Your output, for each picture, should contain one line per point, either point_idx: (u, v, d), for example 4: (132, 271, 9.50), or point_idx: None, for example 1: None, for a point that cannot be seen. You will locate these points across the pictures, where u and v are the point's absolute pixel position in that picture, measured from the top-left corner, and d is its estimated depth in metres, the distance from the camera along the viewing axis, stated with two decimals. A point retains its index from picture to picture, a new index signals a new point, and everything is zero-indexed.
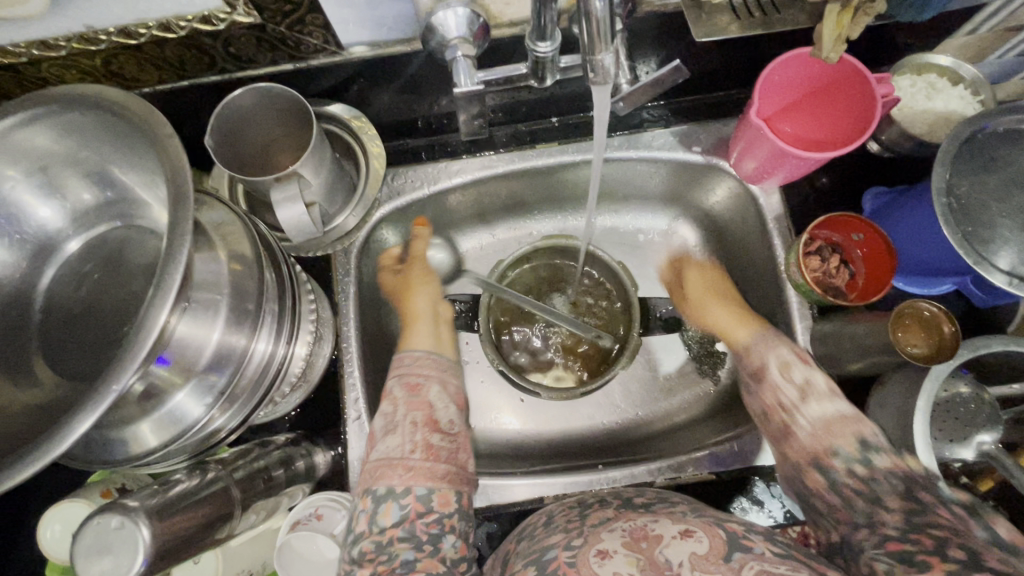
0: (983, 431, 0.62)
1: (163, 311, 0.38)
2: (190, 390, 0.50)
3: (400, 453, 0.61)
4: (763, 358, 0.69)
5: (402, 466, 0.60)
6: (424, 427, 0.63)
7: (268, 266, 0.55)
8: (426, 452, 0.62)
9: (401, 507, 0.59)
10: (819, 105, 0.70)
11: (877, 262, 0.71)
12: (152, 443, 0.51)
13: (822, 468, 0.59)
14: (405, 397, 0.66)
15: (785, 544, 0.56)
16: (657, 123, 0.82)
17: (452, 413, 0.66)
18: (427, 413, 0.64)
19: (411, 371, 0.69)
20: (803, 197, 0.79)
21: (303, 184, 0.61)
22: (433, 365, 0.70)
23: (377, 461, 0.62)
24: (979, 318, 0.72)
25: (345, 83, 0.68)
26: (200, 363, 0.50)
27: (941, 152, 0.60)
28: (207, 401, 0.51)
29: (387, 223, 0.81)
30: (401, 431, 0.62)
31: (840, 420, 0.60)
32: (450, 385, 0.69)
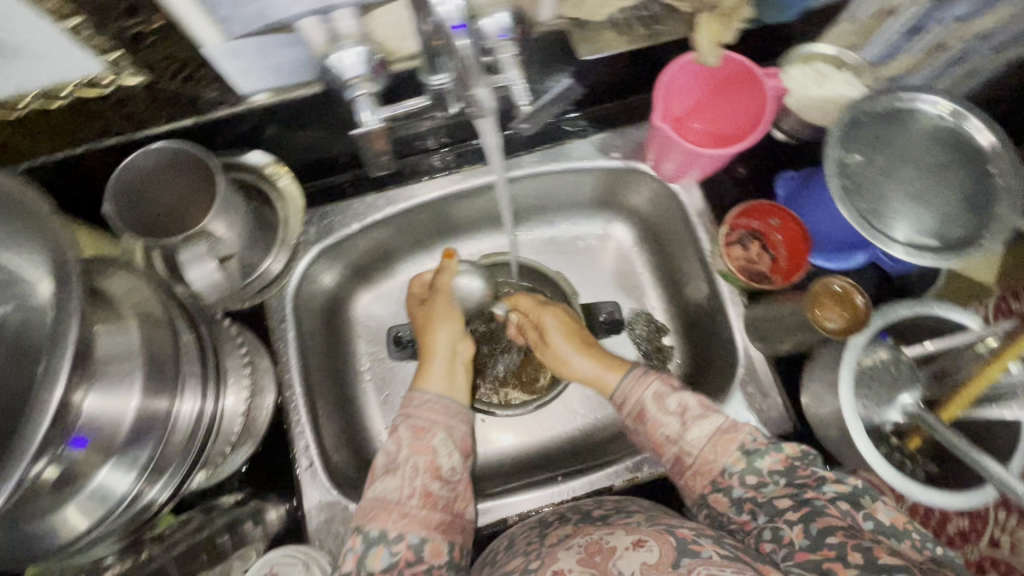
0: (904, 390, 0.65)
1: (57, 390, 0.38)
2: (114, 465, 0.49)
3: (397, 498, 0.61)
4: (640, 398, 0.69)
5: (398, 511, 0.60)
6: (427, 474, 0.63)
7: (183, 326, 0.56)
8: (423, 500, 0.61)
9: (392, 551, 0.57)
10: (721, 102, 0.73)
11: (795, 243, 0.74)
12: (82, 527, 0.49)
13: (721, 488, 0.62)
14: (410, 440, 0.65)
15: (732, 546, 0.57)
16: (575, 134, 0.84)
17: (455, 459, 0.66)
18: (431, 459, 0.64)
19: (417, 415, 0.67)
20: (722, 189, 0.83)
21: (216, 240, 0.61)
22: (443, 409, 0.69)
23: (373, 501, 0.61)
24: (894, 285, 0.76)
25: (256, 130, 0.66)
26: (121, 434, 0.48)
27: (830, 138, 0.64)
28: (134, 473, 0.50)
29: (321, 263, 0.80)
30: (404, 474, 0.62)
31: (723, 437, 0.64)
32: (457, 431, 0.68)
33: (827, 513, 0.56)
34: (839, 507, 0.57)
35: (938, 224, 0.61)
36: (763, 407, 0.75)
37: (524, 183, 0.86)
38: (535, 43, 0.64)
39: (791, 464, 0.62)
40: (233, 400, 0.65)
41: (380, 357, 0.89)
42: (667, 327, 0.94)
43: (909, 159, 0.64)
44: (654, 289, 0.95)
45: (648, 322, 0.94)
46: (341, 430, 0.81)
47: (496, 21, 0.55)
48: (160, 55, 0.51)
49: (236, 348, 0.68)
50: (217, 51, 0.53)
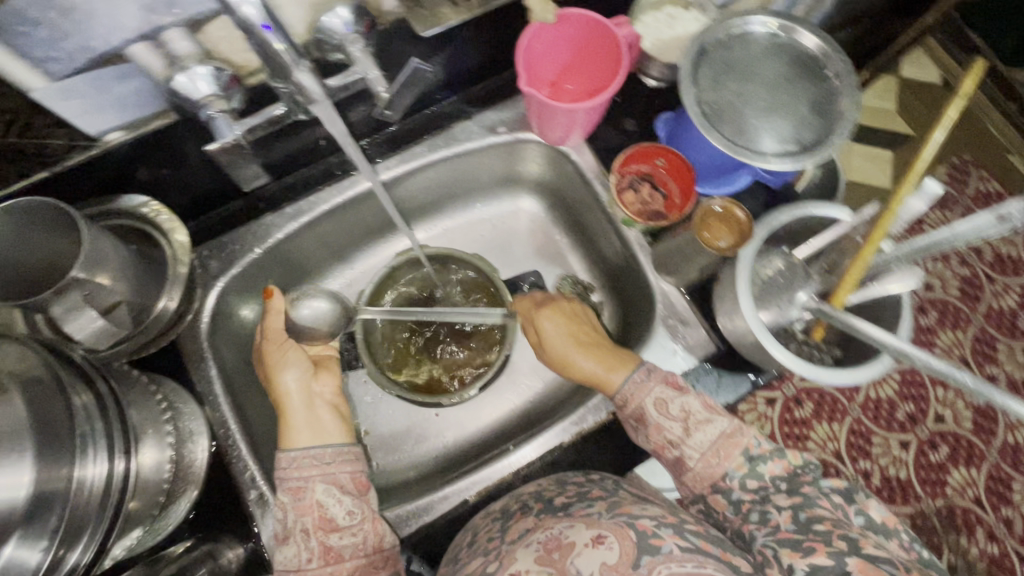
0: (802, 287, 0.70)
1: None
2: (19, 540, 0.46)
3: (297, 562, 0.61)
4: (641, 403, 0.68)
5: (299, 574, 0.60)
6: (318, 531, 0.62)
7: (78, 391, 0.54)
8: (325, 556, 0.62)
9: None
10: (584, 59, 0.76)
11: (682, 178, 0.79)
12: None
13: (722, 491, 0.64)
14: (292, 503, 0.63)
15: (693, 534, 0.58)
16: (460, 117, 0.85)
17: (348, 504, 0.64)
18: (319, 515, 0.62)
19: (289, 476, 0.64)
20: (610, 142, 0.86)
21: (98, 291, 0.57)
22: (313, 461, 0.65)
23: (283, 565, 0.61)
24: (780, 199, 0.82)
25: (126, 171, 0.65)
26: (17, 511, 0.46)
27: (682, 69, 0.67)
28: (45, 542, 0.48)
29: (231, 295, 0.78)
30: (295, 538, 0.62)
31: (726, 445, 0.65)
32: (341, 477, 0.65)
33: (820, 506, 0.60)
34: (831, 499, 0.61)
35: (793, 131, 0.66)
36: (687, 337, 0.78)
37: (420, 175, 0.87)
38: (387, 33, 0.65)
39: (792, 472, 0.64)
40: (152, 455, 0.62)
41: None
42: (593, 285, 0.97)
43: (756, 77, 0.68)
44: (571, 251, 0.99)
45: (574, 282, 0.96)
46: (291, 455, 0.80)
47: (339, 16, 0.57)
48: None
49: (152, 397, 0.65)
50: (48, 95, 0.51)
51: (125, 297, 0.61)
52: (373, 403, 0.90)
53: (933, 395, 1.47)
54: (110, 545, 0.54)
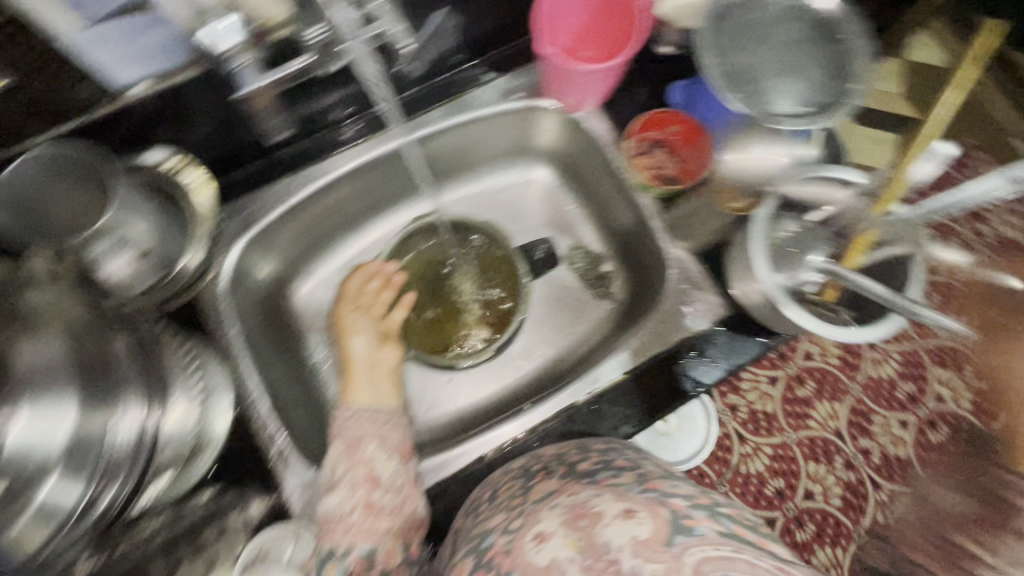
0: (815, 252, 0.71)
1: None
2: (60, 477, 0.48)
3: (339, 512, 0.61)
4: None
5: (342, 526, 0.60)
6: (366, 486, 0.62)
7: (119, 333, 0.53)
8: (366, 511, 0.61)
9: (342, 562, 0.58)
10: (600, 22, 0.77)
11: (696, 142, 0.80)
12: (38, 542, 0.48)
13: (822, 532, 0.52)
14: (343, 454, 0.65)
15: (727, 518, 0.55)
16: (475, 82, 0.85)
17: (394, 465, 0.64)
18: (366, 469, 0.63)
19: (346, 428, 0.67)
20: (624, 109, 0.86)
21: (127, 237, 0.59)
22: (369, 419, 0.69)
23: (324, 518, 0.61)
24: (793, 166, 0.82)
25: (148, 124, 0.65)
26: (55, 454, 0.48)
27: (698, 36, 0.69)
28: (84, 482, 0.49)
29: (250, 256, 0.79)
30: (341, 489, 0.62)
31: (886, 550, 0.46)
32: (392, 438, 0.67)
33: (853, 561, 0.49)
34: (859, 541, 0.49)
35: (807, 94, 0.67)
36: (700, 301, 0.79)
37: (435, 141, 0.87)
38: None
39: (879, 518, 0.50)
40: (180, 409, 0.64)
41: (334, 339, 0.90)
42: (604, 255, 0.98)
43: (770, 39, 0.69)
44: (583, 222, 0.99)
45: (585, 255, 0.98)
46: (308, 416, 0.81)
47: None
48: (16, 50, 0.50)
49: (178, 349, 0.68)
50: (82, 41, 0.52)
51: (153, 246, 0.63)
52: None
53: (935, 377, 1.37)
54: (143, 491, 0.56)
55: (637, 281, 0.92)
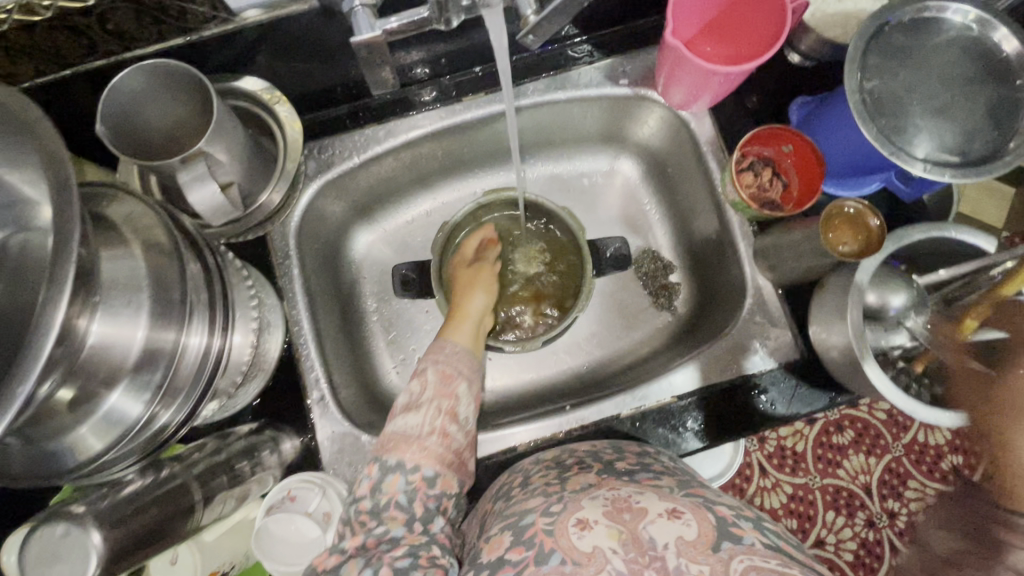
0: (915, 315, 0.64)
1: (59, 309, 0.39)
2: (124, 390, 0.51)
3: (417, 432, 0.61)
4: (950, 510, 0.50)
5: (417, 444, 0.61)
6: (447, 416, 0.63)
7: (190, 257, 0.56)
8: (443, 438, 0.62)
9: (408, 478, 0.59)
10: (735, 18, 0.69)
11: (807, 169, 0.73)
12: (97, 447, 0.50)
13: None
14: (437, 383, 0.65)
15: (773, 534, 0.54)
16: (582, 60, 0.80)
17: (472, 410, 0.66)
18: (452, 404, 0.64)
19: (448, 361, 0.68)
20: (734, 116, 0.79)
21: (215, 165, 0.58)
22: (465, 363, 0.69)
23: (393, 433, 0.62)
24: (907, 212, 0.75)
25: (250, 51, 0.64)
26: (124, 370, 0.50)
27: (851, 50, 0.61)
28: (145, 399, 0.52)
29: (323, 199, 0.78)
30: (424, 412, 0.63)
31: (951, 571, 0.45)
32: (477, 386, 0.68)
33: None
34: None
35: (960, 139, 0.59)
36: (771, 338, 0.74)
37: (528, 114, 0.83)
38: None
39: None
40: (240, 338, 0.65)
41: (387, 295, 0.89)
42: (674, 264, 0.93)
43: (933, 72, 0.61)
44: (660, 225, 0.94)
45: (653, 258, 0.93)
46: (351, 366, 0.82)
47: None
48: None
49: (243, 281, 0.68)
50: None
51: (237, 178, 0.63)
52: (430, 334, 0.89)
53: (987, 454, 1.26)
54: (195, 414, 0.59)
55: (706, 301, 0.86)
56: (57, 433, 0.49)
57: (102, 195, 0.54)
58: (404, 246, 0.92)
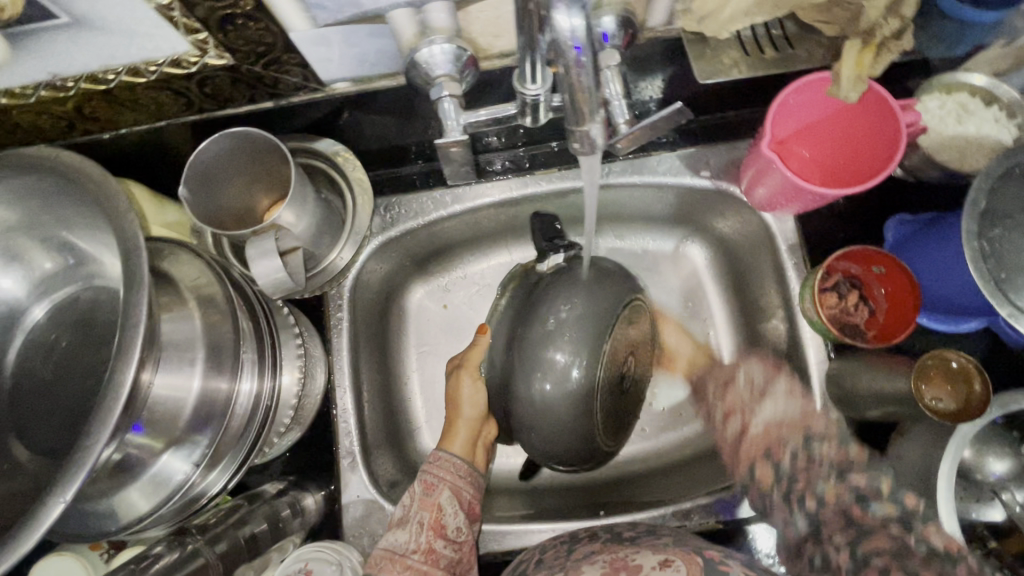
0: (1014, 488, 0.57)
1: (132, 367, 0.37)
2: (174, 451, 0.50)
3: (403, 549, 0.61)
4: (730, 375, 0.70)
5: (401, 563, 0.60)
6: (431, 532, 0.62)
7: (243, 315, 0.55)
8: (426, 556, 0.61)
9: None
10: (837, 130, 0.64)
11: (901, 300, 0.66)
12: (142, 507, 0.50)
13: (771, 460, 0.59)
14: (420, 496, 0.65)
15: None
16: (663, 146, 0.74)
17: (460, 519, 0.64)
18: (435, 516, 0.63)
19: (431, 471, 0.67)
20: (823, 225, 0.73)
21: (285, 232, 0.58)
22: (449, 468, 0.67)
23: (383, 549, 0.61)
24: (1012, 357, 0.66)
25: (333, 114, 0.64)
26: (178, 431, 0.50)
27: (974, 189, 0.55)
28: (193, 461, 0.51)
29: (378, 255, 0.76)
30: (409, 529, 0.62)
31: (794, 419, 0.62)
32: (465, 493, 0.67)
33: (875, 535, 0.49)
34: (890, 530, 0.49)
35: None
36: None
37: (598, 195, 0.78)
38: (639, 48, 0.59)
39: (848, 463, 0.56)
40: (288, 376, 0.65)
41: (429, 351, 0.86)
42: None
43: None
44: (722, 316, 0.84)
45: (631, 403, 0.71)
46: (387, 426, 0.78)
47: (602, 22, 0.50)
48: (244, 36, 0.49)
49: (291, 336, 0.67)
50: (305, 37, 0.51)
51: (302, 243, 0.61)
52: (451, 381, 0.85)
53: None
54: (239, 477, 0.58)
55: None
56: (103, 491, 0.49)
57: (169, 253, 0.54)
58: (451, 305, 0.87)
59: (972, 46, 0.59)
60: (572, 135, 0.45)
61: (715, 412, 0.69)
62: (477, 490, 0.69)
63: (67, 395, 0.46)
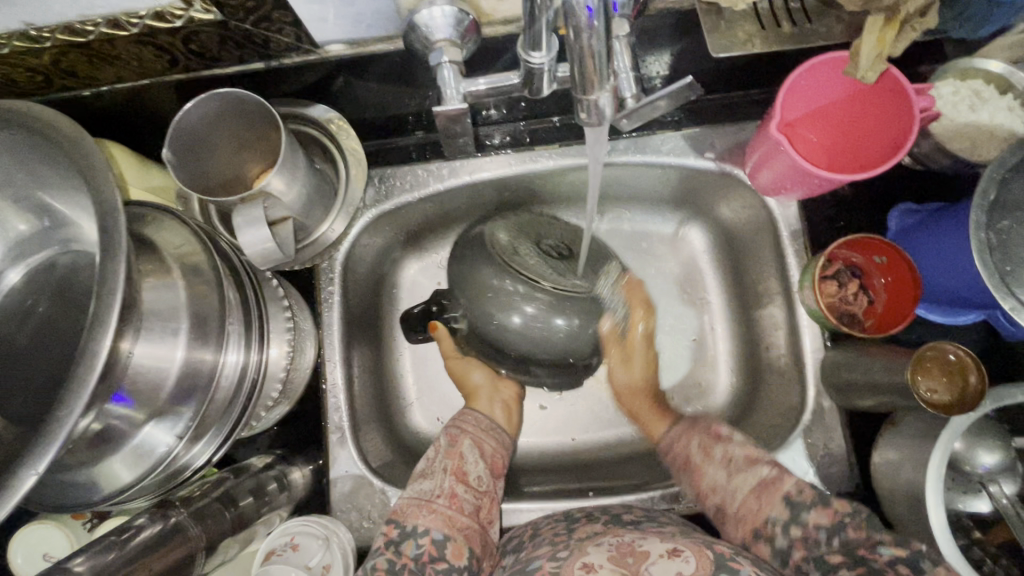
0: (1002, 480, 0.58)
1: (107, 337, 0.35)
2: (157, 422, 0.49)
3: (429, 495, 0.62)
4: (685, 449, 0.68)
5: (427, 507, 0.61)
6: (454, 476, 0.63)
7: (230, 286, 0.54)
8: (451, 501, 0.62)
9: (418, 543, 0.59)
10: (848, 114, 0.62)
11: (902, 290, 0.65)
12: (125, 479, 0.49)
13: (765, 537, 0.60)
14: (445, 445, 0.67)
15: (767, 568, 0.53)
16: (667, 125, 0.72)
17: (481, 469, 0.65)
18: (458, 463, 0.64)
19: (455, 425, 0.69)
20: (827, 211, 0.72)
21: (275, 201, 0.56)
22: (472, 421, 0.69)
23: (409, 498, 0.62)
24: (1006, 350, 0.66)
25: (327, 79, 0.61)
26: (161, 401, 0.48)
27: (984, 179, 0.53)
28: (176, 433, 0.50)
29: (372, 228, 0.74)
30: (435, 476, 0.63)
31: (768, 486, 0.61)
32: (487, 445, 0.68)
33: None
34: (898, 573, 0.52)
35: None
36: (823, 459, 0.67)
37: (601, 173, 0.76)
38: (650, 20, 0.56)
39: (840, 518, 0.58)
40: (277, 350, 0.64)
41: None
42: (727, 352, 0.81)
43: None
44: (718, 300, 0.83)
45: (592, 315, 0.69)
46: (377, 401, 0.78)
47: None
48: None
49: (280, 309, 0.65)
50: None
51: (292, 213, 0.59)
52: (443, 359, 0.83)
53: None
54: (225, 450, 0.57)
55: (751, 398, 0.77)
56: (84, 462, 0.48)
57: (153, 218, 0.52)
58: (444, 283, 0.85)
59: (994, 28, 0.57)
60: (579, 105, 0.44)
61: (685, 485, 0.67)
62: (503, 448, 0.70)
63: (46, 363, 0.44)
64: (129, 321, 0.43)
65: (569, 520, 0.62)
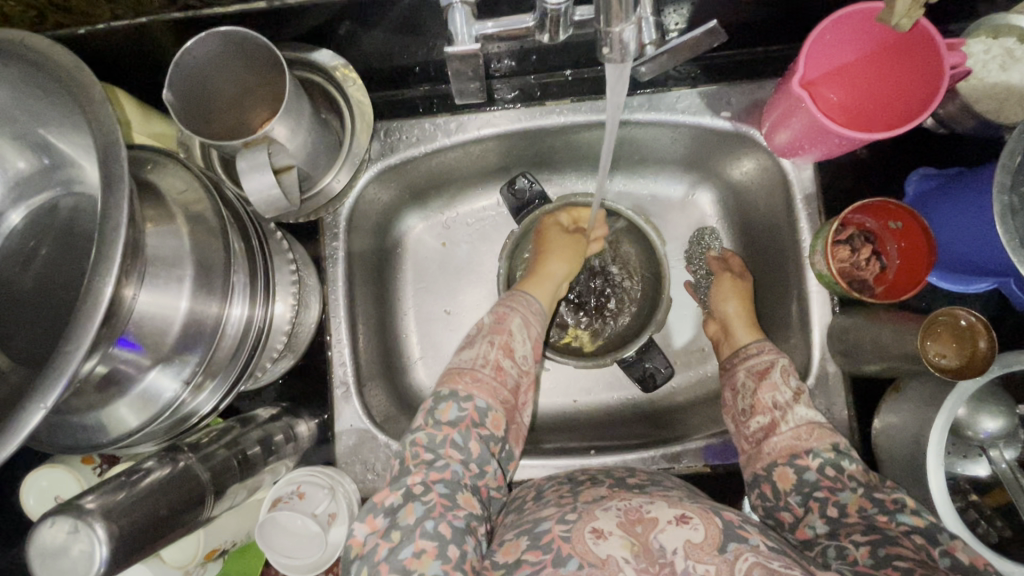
0: (1003, 445, 0.59)
1: (110, 279, 0.34)
2: (162, 368, 0.49)
3: (471, 364, 0.63)
4: (764, 362, 0.67)
5: (471, 375, 0.62)
6: (501, 350, 0.63)
7: (235, 236, 0.53)
8: (496, 372, 0.62)
9: (460, 407, 0.60)
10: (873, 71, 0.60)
11: (915, 256, 0.64)
12: (132, 423, 0.49)
13: (797, 464, 0.60)
14: (491, 323, 0.66)
15: (775, 538, 0.53)
16: (683, 81, 0.69)
17: (528, 350, 0.65)
18: (506, 338, 0.64)
19: (501, 304, 0.68)
20: (843, 175, 0.70)
21: (278, 149, 0.54)
22: (525, 303, 0.68)
23: (452, 364, 0.64)
24: (1016, 320, 0.66)
25: (332, 22, 0.59)
26: (167, 347, 0.48)
27: (1013, 140, 0.51)
28: (182, 379, 0.50)
29: (379, 182, 0.73)
30: (479, 347, 0.64)
31: (822, 429, 0.61)
32: (534, 328, 0.67)
33: (899, 544, 0.50)
34: (914, 540, 0.51)
35: None
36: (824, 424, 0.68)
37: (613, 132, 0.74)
38: None
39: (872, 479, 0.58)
40: (282, 304, 0.63)
41: (425, 289, 0.84)
42: None
43: None
44: None
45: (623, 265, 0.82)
46: (382, 360, 0.78)
47: None
48: None
49: (285, 261, 0.64)
50: None
51: (296, 162, 0.58)
52: (447, 320, 0.83)
53: None
54: (231, 400, 0.57)
55: None
56: (91, 405, 0.48)
57: (154, 163, 0.51)
58: (450, 243, 0.84)
59: None
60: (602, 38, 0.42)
61: (741, 402, 0.66)
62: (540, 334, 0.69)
63: (49, 304, 0.44)
64: (132, 264, 0.42)
65: (574, 480, 0.63)
